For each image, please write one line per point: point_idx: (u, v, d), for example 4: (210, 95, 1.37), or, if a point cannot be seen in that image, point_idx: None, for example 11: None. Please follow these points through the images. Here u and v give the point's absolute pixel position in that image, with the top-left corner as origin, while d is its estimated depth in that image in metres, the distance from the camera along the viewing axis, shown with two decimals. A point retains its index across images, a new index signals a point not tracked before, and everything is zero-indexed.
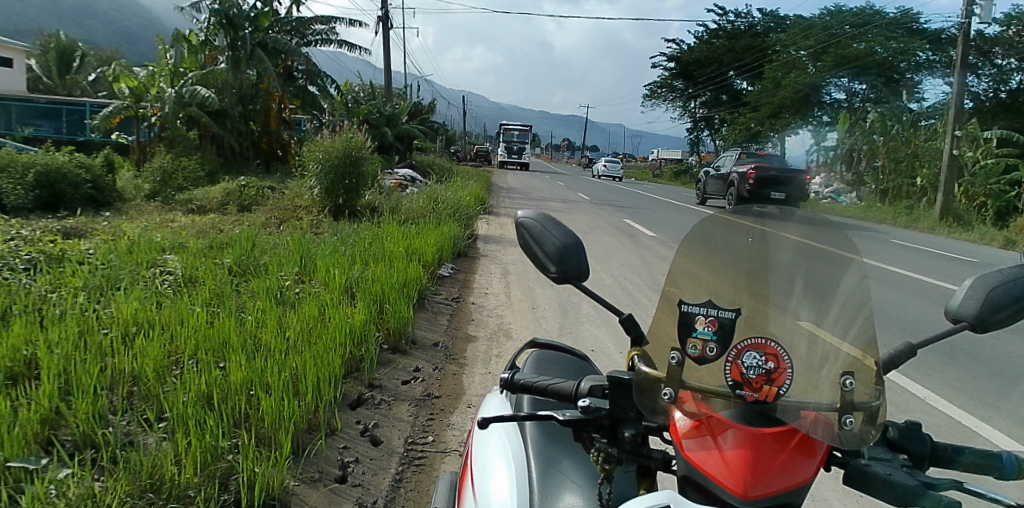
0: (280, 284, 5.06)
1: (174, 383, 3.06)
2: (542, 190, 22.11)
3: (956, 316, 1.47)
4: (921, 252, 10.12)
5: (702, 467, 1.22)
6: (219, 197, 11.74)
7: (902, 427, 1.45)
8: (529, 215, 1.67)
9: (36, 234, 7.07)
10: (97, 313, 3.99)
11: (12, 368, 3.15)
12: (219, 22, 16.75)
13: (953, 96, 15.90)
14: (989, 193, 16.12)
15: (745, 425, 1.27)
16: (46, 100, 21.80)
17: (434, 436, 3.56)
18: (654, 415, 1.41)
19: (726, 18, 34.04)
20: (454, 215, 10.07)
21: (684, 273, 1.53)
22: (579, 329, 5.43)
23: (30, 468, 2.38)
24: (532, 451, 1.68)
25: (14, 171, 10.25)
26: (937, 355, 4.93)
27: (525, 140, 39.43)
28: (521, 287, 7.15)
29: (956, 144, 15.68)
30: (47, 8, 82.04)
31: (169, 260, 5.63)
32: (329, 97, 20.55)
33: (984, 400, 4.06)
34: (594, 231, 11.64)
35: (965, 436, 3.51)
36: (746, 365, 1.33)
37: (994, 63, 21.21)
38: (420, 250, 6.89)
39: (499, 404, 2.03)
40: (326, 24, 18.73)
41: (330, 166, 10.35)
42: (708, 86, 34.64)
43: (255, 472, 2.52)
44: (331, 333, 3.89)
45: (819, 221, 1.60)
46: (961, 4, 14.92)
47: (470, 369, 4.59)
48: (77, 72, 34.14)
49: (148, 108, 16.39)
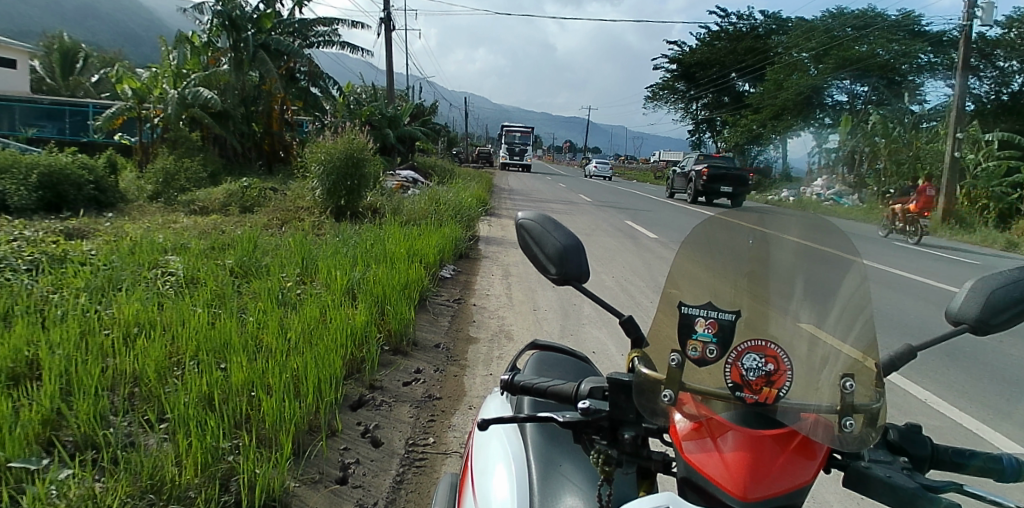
0: (282, 284, 5.08)
1: (175, 384, 3.06)
2: (543, 192, 22.14)
3: (957, 318, 1.47)
4: (923, 254, 10.09)
5: (703, 469, 1.22)
6: (221, 198, 11.77)
7: (902, 429, 1.44)
8: (530, 216, 1.67)
9: (39, 235, 7.10)
10: (99, 313, 4.00)
11: (13, 368, 3.16)
12: (222, 24, 16.81)
13: (954, 98, 15.89)
14: (991, 195, 16.10)
15: (745, 427, 1.27)
16: (50, 101, 21.88)
17: (435, 438, 3.56)
18: (654, 417, 1.41)
19: (728, 21, 34.09)
20: (456, 216, 10.09)
21: (684, 274, 1.53)
22: (581, 331, 5.43)
23: (30, 469, 2.38)
24: (533, 452, 1.68)
25: (17, 172, 10.29)
26: (939, 357, 4.92)
27: (527, 141, 39.50)
28: (522, 289, 7.15)
29: (957, 146, 15.67)
30: (51, 10, 82.46)
31: (171, 260, 5.66)
32: (331, 98, 20.62)
33: (986, 403, 4.04)
34: (596, 232, 11.64)
35: (966, 439, 3.50)
36: (746, 367, 1.33)
37: (995, 65, 21.24)
38: (422, 251, 6.89)
39: (499, 406, 2.03)
40: (328, 26, 18.83)
41: (332, 167, 10.34)
42: (709, 88, 34.69)
43: (255, 472, 2.52)
44: (331, 335, 3.90)
45: (820, 223, 1.60)
46: (962, 6, 14.94)
47: (471, 370, 4.59)
48: (81, 73, 34.28)
49: (151, 109, 16.43)
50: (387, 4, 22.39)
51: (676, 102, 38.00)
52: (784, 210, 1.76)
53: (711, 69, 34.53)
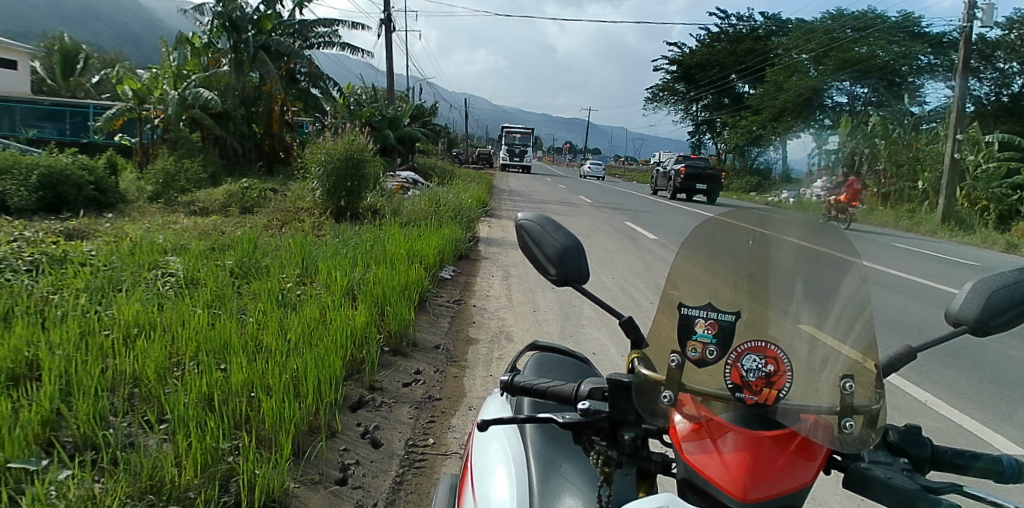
0: (281, 285, 5.09)
1: (175, 384, 3.07)
2: (543, 193, 22.15)
3: (956, 319, 1.47)
4: (923, 256, 10.09)
5: (702, 470, 1.22)
6: (221, 199, 11.77)
7: (902, 431, 1.44)
8: (530, 218, 1.67)
9: (38, 235, 7.10)
10: (99, 314, 4.00)
11: (13, 369, 3.16)
12: (222, 25, 16.84)
13: (955, 99, 15.87)
14: (991, 196, 16.10)
15: (745, 428, 1.27)
16: (50, 102, 21.91)
17: (434, 438, 3.56)
18: (653, 418, 1.40)
19: (728, 22, 34.15)
20: (456, 217, 10.09)
21: (685, 276, 1.52)
22: (581, 332, 5.43)
23: (30, 469, 2.38)
24: (533, 454, 1.67)
25: (17, 173, 10.30)
26: (939, 359, 4.92)
27: (527, 142, 39.53)
28: (522, 290, 7.14)
29: (957, 148, 15.66)
30: (51, 11, 82.58)
31: (171, 261, 5.66)
32: (332, 99, 20.69)
33: (986, 404, 4.04)
34: (596, 233, 11.64)
35: (966, 440, 3.50)
36: (745, 368, 1.33)
37: (995, 67, 21.27)
38: (422, 252, 6.89)
39: (500, 406, 2.03)
40: (329, 27, 18.87)
41: (332, 168, 10.33)
42: (710, 89, 34.74)
43: (255, 473, 2.52)
44: (331, 336, 3.90)
45: (819, 224, 1.60)
46: (962, 8, 14.95)
47: (470, 371, 4.59)
48: (82, 74, 34.35)
49: (151, 110, 16.45)
50: (387, 5, 22.42)
51: (677, 103, 38.02)
52: (783, 210, 1.77)
53: (711, 70, 34.55)
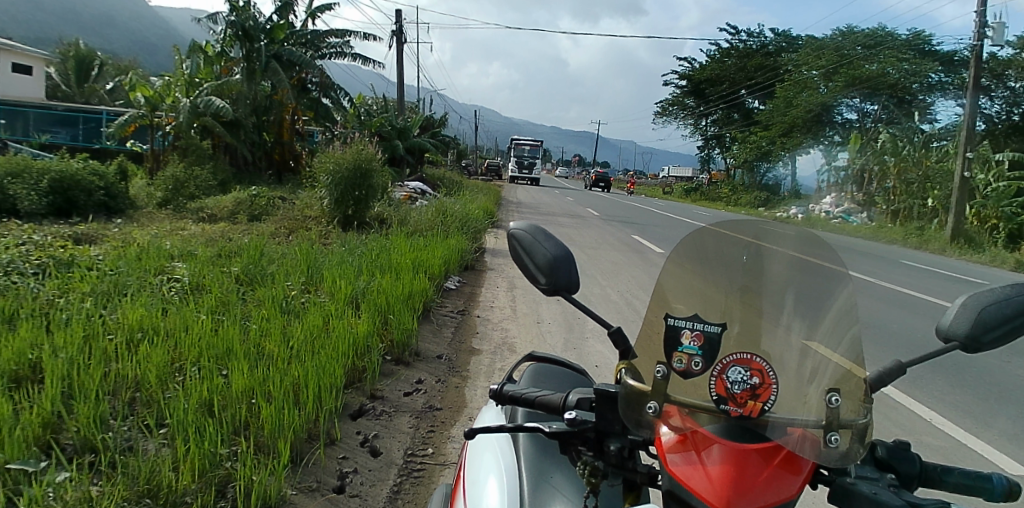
0: (286, 293, 5.12)
1: (176, 390, 3.08)
2: (551, 205, 22.06)
3: (947, 334, 1.46)
4: (932, 273, 10.04)
5: (686, 483, 1.20)
6: (230, 205, 11.89)
7: (891, 446, 1.43)
8: (521, 227, 1.68)
9: (46, 239, 7.16)
10: (103, 318, 4.03)
11: (16, 371, 3.20)
12: (236, 34, 16.96)
13: (966, 117, 15.42)
14: (1000, 215, 15.79)
15: (730, 440, 1.26)
16: (64, 108, 22.23)
17: (434, 449, 3.56)
18: (639, 428, 1.41)
19: (739, 38, 34.25)
20: (462, 228, 10.10)
21: (675, 286, 1.53)
22: (584, 345, 5.41)
23: (28, 471, 2.39)
24: (524, 465, 1.67)
25: (29, 178, 10.44)
26: (944, 377, 4.85)
27: (534, 154, 39.97)
28: (527, 302, 7.15)
29: (967, 166, 15.38)
30: (65, 20, 84.21)
31: (178, 267, 5.70)
32: (342, 109, 21.08)
33: (993, 424, 3.98)
34: (601, 245, 11.72)
35: (971, 461, 3.43)
36: (730, 380, 1.32)
37: (1006, 86, 21.10)
38: (428, 262, 6.90)
39: (493, 415, 2.04)
40: (341, 37, 18.93)
41: (341, 177, 10.37)
42: (719, 103, 35.06)
43: (252, 479, 2.53)
44: (334, 345, 3.90)
45: (814, 237, 1.59)
46: (973, 26, 14.91)
47: (472, 381, 4.60)
48: (96, 81, 34.77)
49: (163, 117, 16.47)
50: (398, 17, 22.66)
51: (686, 117, 37.74)
52: (779, 223, 1.76)
53: (720, 86, 34.50)
